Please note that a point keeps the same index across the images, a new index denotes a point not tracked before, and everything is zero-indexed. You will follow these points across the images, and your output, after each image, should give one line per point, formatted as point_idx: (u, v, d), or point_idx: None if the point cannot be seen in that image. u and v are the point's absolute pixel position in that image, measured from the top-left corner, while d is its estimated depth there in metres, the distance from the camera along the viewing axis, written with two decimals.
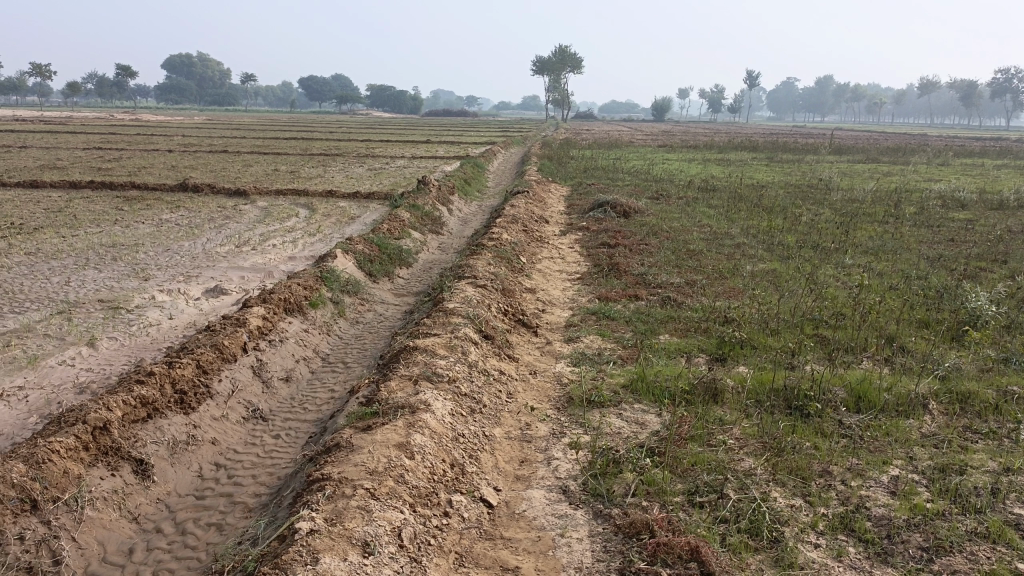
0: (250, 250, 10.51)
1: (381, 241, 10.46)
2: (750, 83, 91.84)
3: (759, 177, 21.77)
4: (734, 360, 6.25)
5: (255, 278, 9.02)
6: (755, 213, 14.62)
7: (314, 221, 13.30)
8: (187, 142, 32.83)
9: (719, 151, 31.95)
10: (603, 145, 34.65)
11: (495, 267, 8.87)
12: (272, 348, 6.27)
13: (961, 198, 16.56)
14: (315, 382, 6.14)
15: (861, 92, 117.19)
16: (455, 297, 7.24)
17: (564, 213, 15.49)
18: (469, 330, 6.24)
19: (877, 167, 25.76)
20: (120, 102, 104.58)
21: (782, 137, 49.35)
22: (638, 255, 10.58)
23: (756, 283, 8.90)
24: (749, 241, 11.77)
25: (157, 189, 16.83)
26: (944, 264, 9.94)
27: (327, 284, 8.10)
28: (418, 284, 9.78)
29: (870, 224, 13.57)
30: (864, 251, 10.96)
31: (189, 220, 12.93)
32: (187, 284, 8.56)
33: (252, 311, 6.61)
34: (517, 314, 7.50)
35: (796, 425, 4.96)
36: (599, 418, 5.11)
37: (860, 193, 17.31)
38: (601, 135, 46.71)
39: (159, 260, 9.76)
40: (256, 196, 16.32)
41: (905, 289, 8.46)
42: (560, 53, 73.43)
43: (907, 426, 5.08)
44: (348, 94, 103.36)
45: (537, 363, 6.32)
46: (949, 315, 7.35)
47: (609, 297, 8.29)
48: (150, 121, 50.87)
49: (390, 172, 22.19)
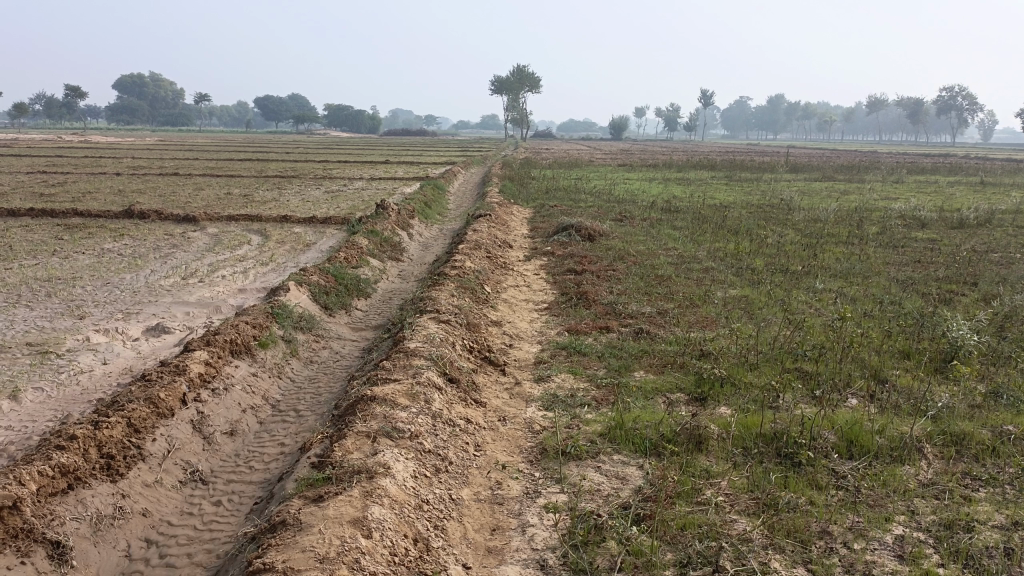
0: (198, 283, 9.91)
1: (338, 270, 9.95)
2: (704, 102, 93.33)
3: (721, 196, 21.72)
4: (714, 401, 5.89)
5: (202, 314, 8.44)
6: (721, 235, 14.44)
7: (267, 249, 12.71)
8: (136, 164, 31.85)
9: (678, 170, 31.98)
10: (564, 165, 34.52)
11: (458, 299, 8.42)
12: (216, 399, 5.73)
13: (922, 216, 16.62)
14: (264, 435, 5.61)
15: (812, 110, 119.93)
16: (416, 334, 6.78)
17: (527, 237, 15.14)
18: (432, 374, 5.76)
19: (834, 185, 25.98)
20: (69, 122, 102.01)
21: (737, 155, 50.18)
22: (607, 282, 10.23)
23: (730, 311, 8.61)
24: (718, 265, 11.52)
25: (101, 215, 16.06)
26: (915, 288, 9.78)
27: (278, 322, 7.56)
28: (377, 316, 9.28)
29: (835, 245, 13.46)
30: (834, 274, 10.78)
31: (133, 250, 12.26)
32: (126, 323, 7.95)
33: (193, 356, 6.05)
34: (483, 351, 7.06)
35: (788, 478, 4.60)
36: (576, 473, 4.68)
37: (822, 213, 17.27)
38: (561, 154, 46.81)
39: (97, 295, 9.10)
40: (206, 222, 15.67)
41: (881, 316, 8.23)
42: (519, 72, 73.80)
43: (903, 474, 4.74)
44: (305, 115, 102.49)
45: (506, 407, 5.87)
46: (930, 346, 7.12)
47: (579, 330, 7.90)
48: (100, 142, 49.61)
49: (347, 195, 21.68)
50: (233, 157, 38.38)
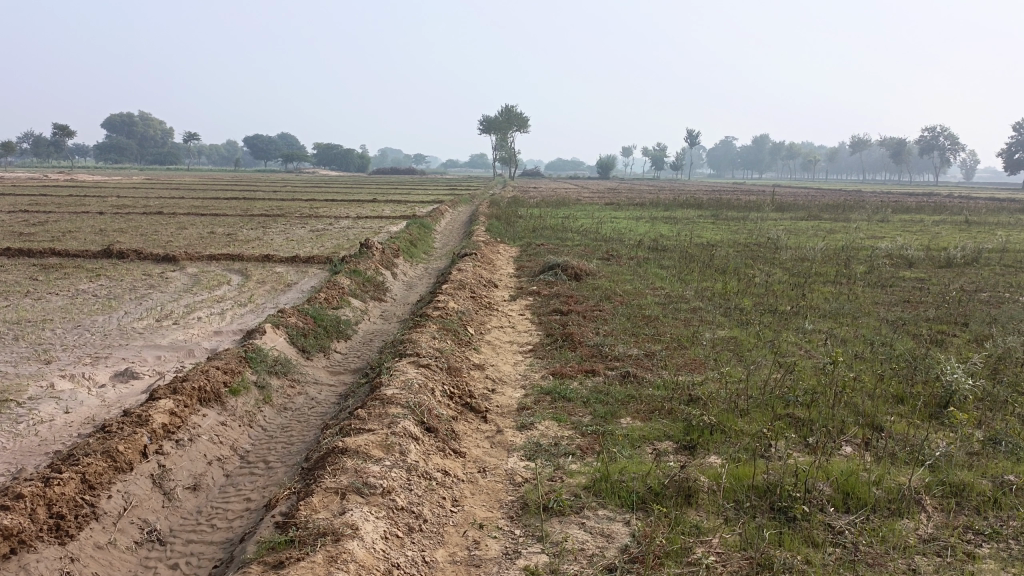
0: (172, 325, 9.63)
1: (317, 311, 9.69)
2: (689, 141, 94.47)
3: (708, 235, 21.69)
4: (703, 449, 5.64)
5: (174, 359, 8.15)
6: (708, 274, 14.30)
7: (247, 289, 12.46)
8: (121, 203, 31.65)
9: (665, 208, 32.05)
10: (551, 203, 34.57)
11: (439, 341, 8.17)
12: (180, 451, 5.44)
13: (909, 255, 16.58)
14: (229, 489, 5.31)
15: (796, 150, 121.56)
16: (394, 380, 6.52)
17: (513, 276, 14.95)
18: (408, 423, 5.49)
19: (820, 223, 26.04)
20: (56, 161, 101.93)
21: (724, 194, 50.51)
22: (593, 323, 10.02)
23: (719, 353, 8.41)
24: (706, 305, 11.35)
25: (79, 255, 15.79)
26: (905, 328, 9.63)
27: (252, 366, 7.28)
28: (356, 359, 9.01)
29: (824, 284, 13.33)
30: (823, 314, 10.63)
31: (109, 291, 11.98)
32: (93, 368, 7.65)
33: (158, 405, 5.77)
34: (464, 397, 6.79)
35: (783, 535, 4.35)
36: (558, 531, 4.40)
37: (810, 252, 17.21)
38: (549, 193, 46.98)
39: (66, 338, 8.81)
40: (186, 262, 15.42)
41: (873, 358, 8.05)
42: (507, 113, 74.48)
43: (903, 528, 4.49)
44: (293, 154, 102.98)
45: (486, 457, 5.60)
46: (924, 390, 6.93)
47: (563, 374, 7.65)
48: (86, 181, 49.47)
49: (332, 233, 21.52)
50: (219, 196, 38.26)
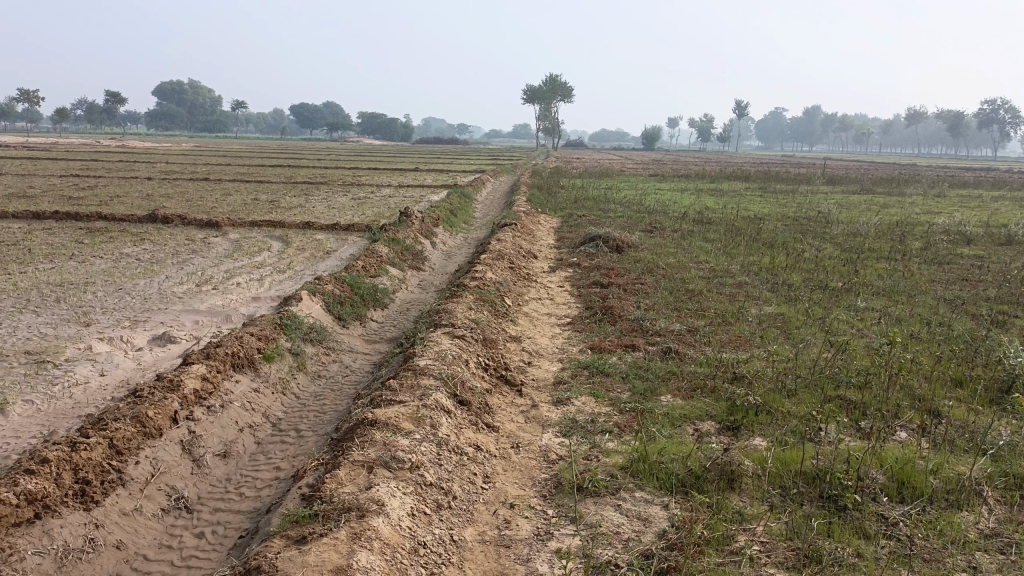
0: (211, 290, 9.62)
1: (354, 279, 9.59)
2: (738, 112, 92.41)
3: (755, 208, 21.11)
4: (748, 431, 5.40)
5: (211, 324, 8.13)
6: (755, 248, 13.86)
7: (287, 255, 12.44)
8: (169, 169, 32.09)
9: (711, 181, 31.32)
10: (594, 174, 34.00)
11: (476, 312, 8.01)
12: (211, 417, 5.39)
13: (967, 232, 15.88)
14: (259, 457, 5.23)
15: (848, 122, 118.10)
16: (427, 351, 6.36)
17: (553, 247, 14.70)
18: (441, 396, 5.34)
19: (873, 197, 25.15)
20: (108, 128, 103.96)
21: (771, 166, 49.32)
22: (634, 296, 9.75)
23: (765, 330, 8.11)
24: (751, 280, 10.98)
25: (124, 218, 15.97)
26: (964, 308, 9.16)
27: (287, 333, 7.20)
28: (392, 327, 8.91)
29: (877, 261, 12.80)
30: (876, 292, 10.19)
31: (151, 255, 12.06)
32: (131, 332, 7.66)
33: (190, 370, 5.72)
34: (499, 370, 6.63)
35: (832, 525, 4.11)
36: (592, 512, 4.21)
37: (862, 227, 16.60)
38: (592, 163, 46.38)
39: (107, 302, 8.86)
40: (228, 228, 15.48)
41: (929, 339, 7.65)
42: (552, 82, 73.47)
43: (962, 522, 4.21)
44: (338, 123, 103.53)
45: (520, 432, 5.44)
46: (984, 373, 6.55)
47: (603, 348, 7.43)
48: (137, 147, 50.34)
49: (374, 202, 21.48)
50: (264, 163, 38.53)
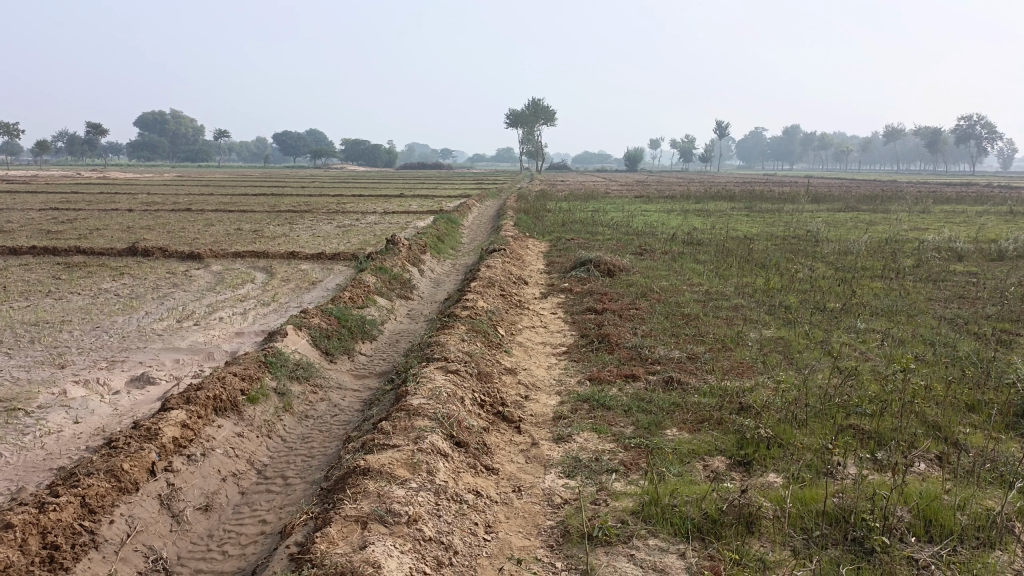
0: (192, 326, 9.30)
1: (341, 311, 9.29)
2: (719, 132, 93.30)
3: (743, 228, 21.03)
4: (760, 467, 5.13)
5: (192, 362, 7.80)
6: (747, 270, 13.68)
7: (271, 287, 12.13)
8: (151, 200, 31.72)
9: (697, 201, 31.29)
10: (580, 196, 33.93)
11: (468, 344, 7.72)
12: (191, 467, 5.07)
13: (957, 248, 15.80)
14: (243, 509, 4.91)
15: (827, 140, 119.56)
16: (420, 388, 6.05)
17: (543, 272, 14.47)
18: (437, 438, 5.04)
19: (859, 215, 25.18)
20: (89, 159, 103.29)
21: (754, 185, 49.83)
22: (630, 322, 9.50)
23: (767, 355, 7.88)
24: (747, 302, 10.78)
25: (104, 252, 15.62)
26: (966, 327, 8.97)
27: (272, 372, 6.88)
28: (382, 361, 8.60)
29: (871, 279, 12.65)
30: (874, 312, 10.00)
31: (131, 290, 11.73)
32: (108, 374, 7.32)
33: (169, 416, 5.41)
34: (496, 407, 6.34)
35: (860, 570, 3.83)
36: (604, 564, 3.92)
37: (852, 245, 16.50)
38: (576, 186, 46.51)
39: (84, 341, 8.51)
40: (211, 259, 15.16)
41: (935, 361, 7.43)
42: (535, 105, 73.88)
43: (997, 562, 3.94)
44: (321, 150, 103.52)
45: (522, 474, 5.14)
46: (998, 397, 6.32)
47: (601, 379, 7.15)
48: (120, 179, 49.90)
49: (359, 229, 21.24)
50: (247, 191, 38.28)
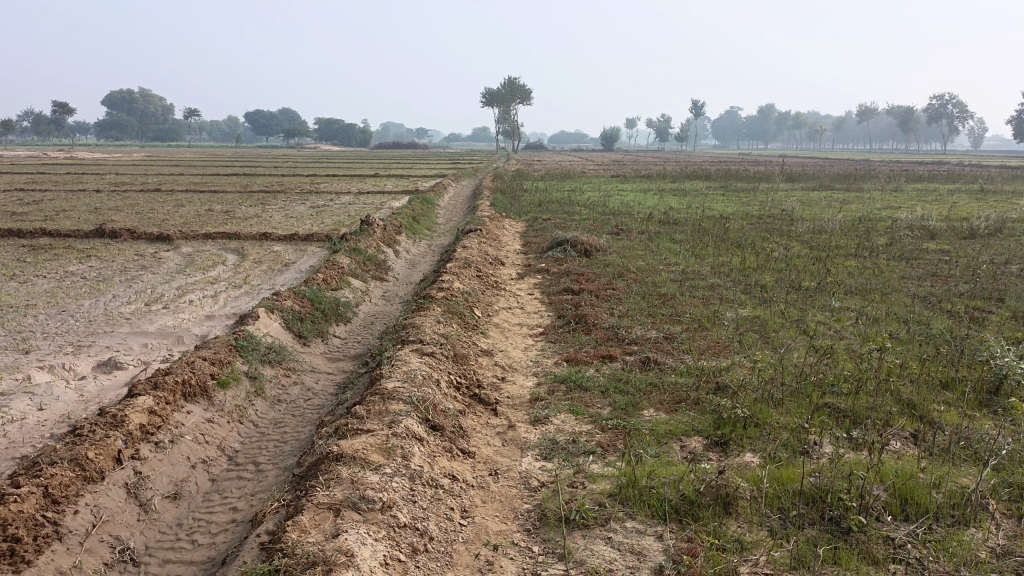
0: (161, 309, 9.11)
1: (314, 294, 9.14)
2: (694, 112, 93.36)
3: (719, 207, 21.05)
4: (737, 447, 5.12)
5: (162, 347, 7.64)
6: (723, 249, 13.69)
7: (243, 269, 11.93)
8: (120, 181, 31.11)
9: (673, 181, 31.30)
10: (557, 176, 33.80)
11: (444, 326, 7.63)
12: (159, 455, 4.96)
13: (930, 226, 15.94)
14: (213, 496, 4.80)
15: (802, 120, 120.31)
16: (395, 371, 5.95)
17: (519, 252, 14.38)
18: (412, 422, 4.96)
19: (833, 194, 25.34)
20: (56, 138, 101.03)
21: (730, 164, 49.98)
22: (606, 303, 9.45)
23: (744, 334, 7.88)
24: (724, 281, 10.78)
25: (70, 234, 15.27)
26: (939, 305, 9.04)
27: (243, 356, 6.74)
28: (356, 343, 8.49)
29: (845, 258, 12.71)
30: (848, 291, 10.04)
31: (98, 273, 11.46)
32: (74, 359, 7.14)
33: (136, 403, 5.28)
34: (472, 389, 6.27)
35: (837, 550, 3.82)
36: (581, 548, 3.88)
37: (827, 224, 16.58)
38: (553, 165, 46.34)
39: (49, 326, 8.30)
40: (181, 241, 14.88)
41: (909, 339, 7.47)
42: (510, 84, 73.42)
43: (972, 540, 3.95)
44: (294, 130, 102.18)
45: (498, 457, 5.08)
46: (971, 374, 6.37)
47: (578, 360, 7.10)
48: (87, 159, 48.82)
49: (333, 210, 20.98)
50: (219, 172, 37.65)
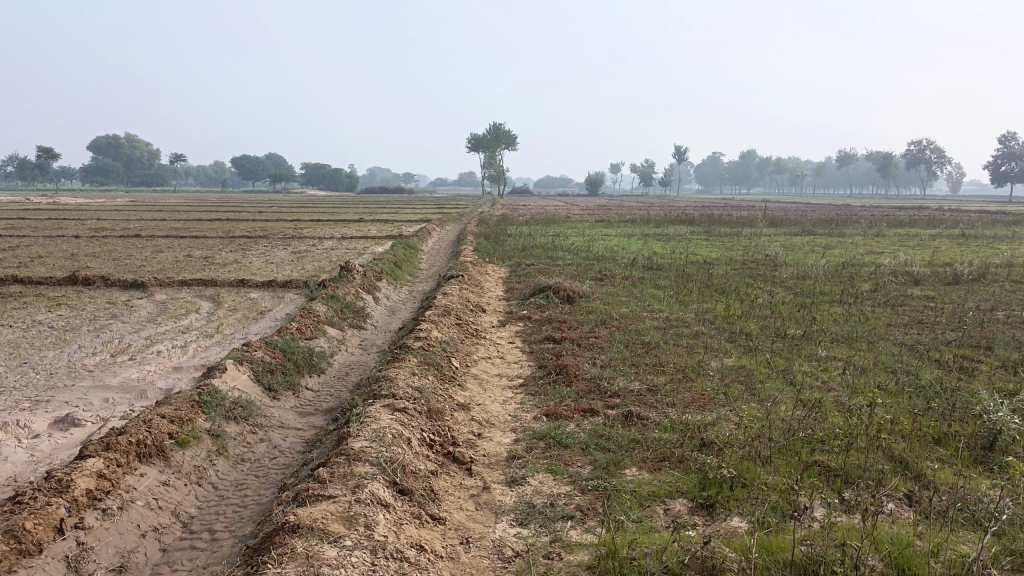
0: (128, 361, 8.77)
1: (287, 344, 8.84)
2: (678, 157, 94.58)
3: (703, 252, 21.01)
4: (724, 510, 4.84)
5: (124, 401, 7.29)
6: (707, 295, 13.54)
7: (216, 318, 11.62)
8: (100, 225, 30.80)
9: (656, 225, 31.37)
10: (541, 220, 33.84)
11: (419, 379, 7.35)
12: (107, 523, 4.61)
13: (913, 272, 15.88)
14: (163, 569, 4.45)
15: (783, 165, 122.25)
16: (363, 430, 5.64)
17: (501, 299, 14.16)
18: (379, 487, 4.66)
19: (816, 239, 25.44)
20: (40, 183, 100.71)
21: (714, 209, 50.46)
22: (589, 352, 9.20)
23: (729, 385, 7.64)
24: (708, 329, 10.58)
25: (42, 280, 14.93)
26: (927, 354, 8.86)
27: (206, 412, 6.42)
28: (329, 396, 8.17)
29: (830, 305, 12.58)
30: (835, 339, 9.86)
31: (66, 322, 11.11)
32: (30, 415, 6.78)
33: (85, 465, 4.95)
34: (446, 447, 5.97)
35: None
36: None
37: (811, 269, 16.51)
38: (538, 210, 46.55)
39: (7, 379, 7.93)
40: (155, 288, 14.55)
41: (899, 391, 7.26)
42: (496, 130, 74.20)
43: None
44: (280, 175, 102.55)
45: (471, 523, 4.78)
46: (964, 429, 6.15)
47: (558, 415, 6.82)
48: (69, 204, 48.51)
49: (314, 255, 20.77)
50: (201, 216, 37.46)
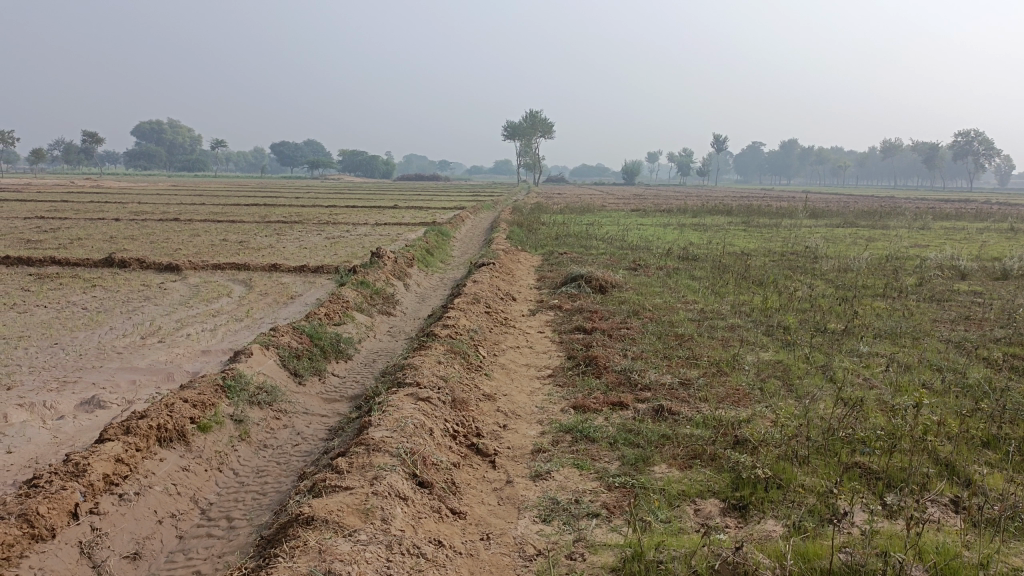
0: (156, 343, 8.77)
1: (314, 329, 8.76)
2: (716, 146, 93.30)
3: (740, 243, 20.56)
4: (757, 513, 4.62)
5: (150, 384, 7.27)
6: (743, 287, 13.19)
7: (247, 302, 11.61)
8: (140, 209, 31.21)
9: (694, 215, 30.85)
10: (577, 209, 33.50)
11: (445, 368, 7.20)
12: (123, 508, 4.56)
13: (961, 266, 15.31)
14: (177, 557, 4.37)
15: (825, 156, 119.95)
16: (385, 419, 5.51)
17: (533, 288, 13.95)
18: (397, 480, 4.52)
19: (858, 231, 24.77)
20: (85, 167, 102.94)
21: (752, 200, 49.66)
22: (620, 343, 8.97)
23: (765, 381, 7.37)
24: (743, 322, 10.27)
25: (79, 262, 15.12)
26: (976, 352, 8.46)
27: (229, 397, 6.35)
28: (355, 382, 8.07)
29: (872, 299, 12.16)
30: (876, 334, 9.50)
31: (99, 303, 11.18)
32: (57, 396, 6.78)
33: (104, 449, 4.90)
34: (469, 440, 5.81)
35: None
36: None
37: (853, 262, 16.00)
38: (574, 199, 46.22)
39: (38, 359, 7.96)
40: (189, 271, 14.63)
41: (945, 390, 6.93)
42: (531, 117, 73.77)
43: None
44: (318, 162, 103.42)
45: (493, 518, 4.62)
46: (1016, 432, 5.81)
47: (586, 407, 6.61)
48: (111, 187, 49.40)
49: (348, 241, 20.79)
50: (239, 201, 37.76)
